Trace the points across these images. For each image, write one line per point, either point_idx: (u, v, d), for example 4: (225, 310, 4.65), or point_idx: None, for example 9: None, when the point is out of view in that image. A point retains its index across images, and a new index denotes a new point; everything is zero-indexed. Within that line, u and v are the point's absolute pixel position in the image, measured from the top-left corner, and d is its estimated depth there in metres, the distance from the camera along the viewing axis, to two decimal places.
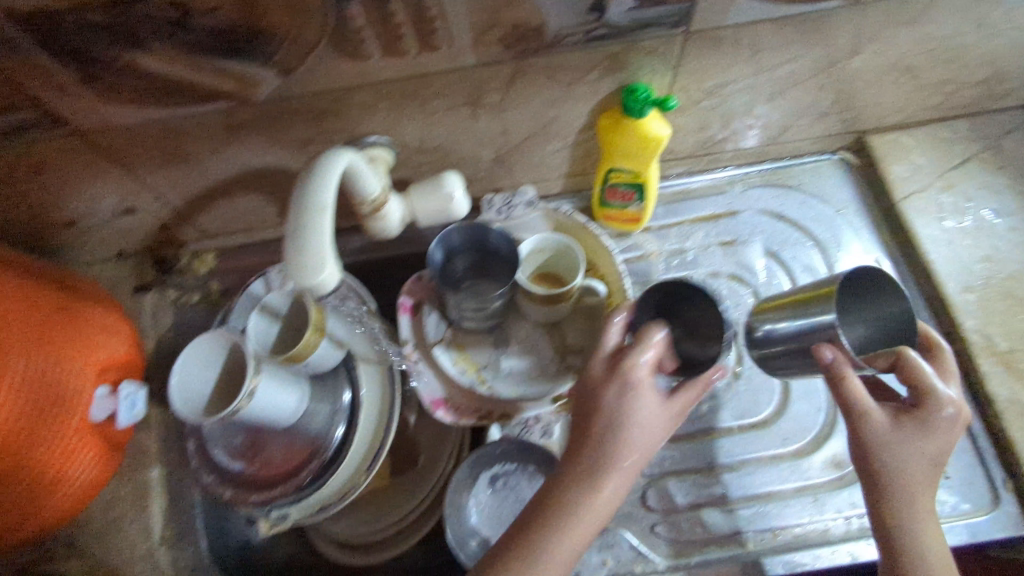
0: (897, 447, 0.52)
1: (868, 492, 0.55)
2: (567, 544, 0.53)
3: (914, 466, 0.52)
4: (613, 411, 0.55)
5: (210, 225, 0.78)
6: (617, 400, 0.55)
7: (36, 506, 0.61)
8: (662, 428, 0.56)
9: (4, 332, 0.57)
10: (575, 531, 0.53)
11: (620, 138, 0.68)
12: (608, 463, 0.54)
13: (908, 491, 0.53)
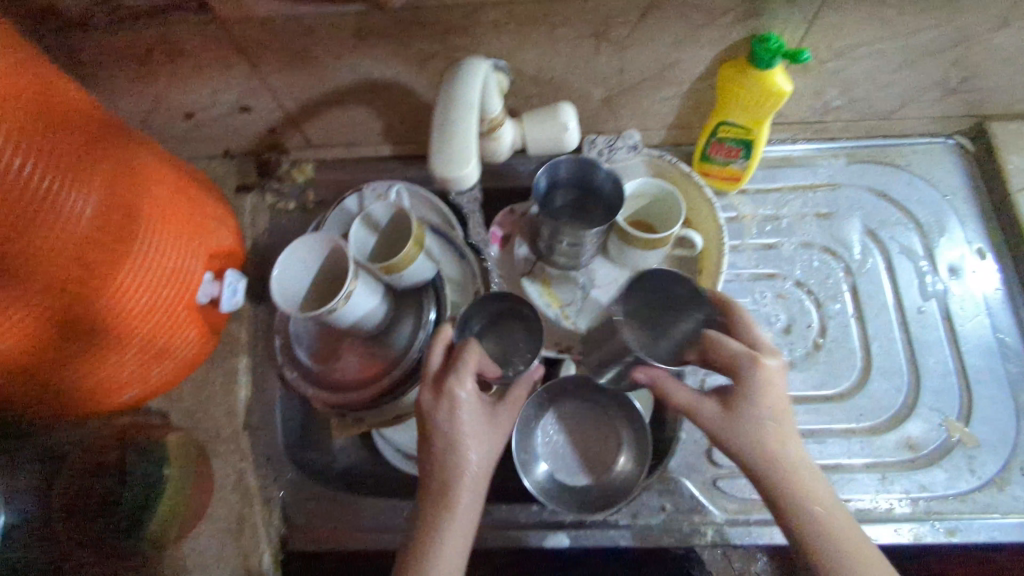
0: (738, 428, 0.52)
1: (764, 496, 0.52)
2: (454, 537, 0.52)
3: (779, 448, 0.51)
4: (454, 409, 0.54)
5: (315, 134, 0.80)
6: (448, 418, 0.54)
7: (144, 372, 0.65)
8: (505, 422, 0.57)
9: (140, 208, 0.58)
10: (457, 532, 0.52)
11: (741, 91, 0.66)
12: (473, 457, 0.54)
13: (795, 480, 0.51)
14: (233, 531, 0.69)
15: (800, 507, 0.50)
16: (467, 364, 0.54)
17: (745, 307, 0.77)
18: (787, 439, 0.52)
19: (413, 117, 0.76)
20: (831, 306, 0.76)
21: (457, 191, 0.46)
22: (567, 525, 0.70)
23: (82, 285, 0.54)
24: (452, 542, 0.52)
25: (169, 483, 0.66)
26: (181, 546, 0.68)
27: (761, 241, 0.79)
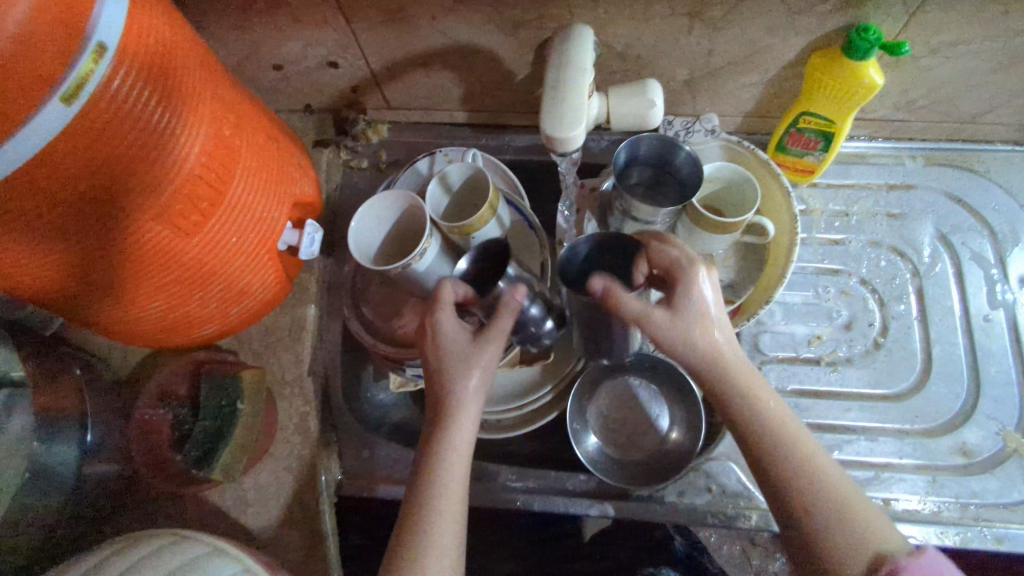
0: (680, 329, 0.51)
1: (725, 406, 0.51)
2: (451, 467, 0.54)
3: (707, 344, 0.51)
4: (436, 339, 0.58)
5: (394, 96, 0.81)
6: (434, 354, 0.58)
7: (225, 311, 0.68)
8: (494, 350, 0.58)
9: (239, 154, 0.60)
10: (456, 462, 0.54)
11: (836, 83, 0.66)
12: (462, 385, 0.56)
13: (724, 378, 0.51)
14: (292, 470, 0.72)
15: (747, 402, 0.50)
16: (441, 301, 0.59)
17: (807, 299, 0.77)
18: (723, 340, 0.51)
19: (493, 84, 0.77)
20: (895, 306, 0.76)
21: (562, 149, 0.48)
22: (613, 497, 0.73)
23: (186, 219, 0.56)
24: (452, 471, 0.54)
25: (242, 415, 0.68)
26: (244, 479, 0.72)
27: (828, 236, 0.79)
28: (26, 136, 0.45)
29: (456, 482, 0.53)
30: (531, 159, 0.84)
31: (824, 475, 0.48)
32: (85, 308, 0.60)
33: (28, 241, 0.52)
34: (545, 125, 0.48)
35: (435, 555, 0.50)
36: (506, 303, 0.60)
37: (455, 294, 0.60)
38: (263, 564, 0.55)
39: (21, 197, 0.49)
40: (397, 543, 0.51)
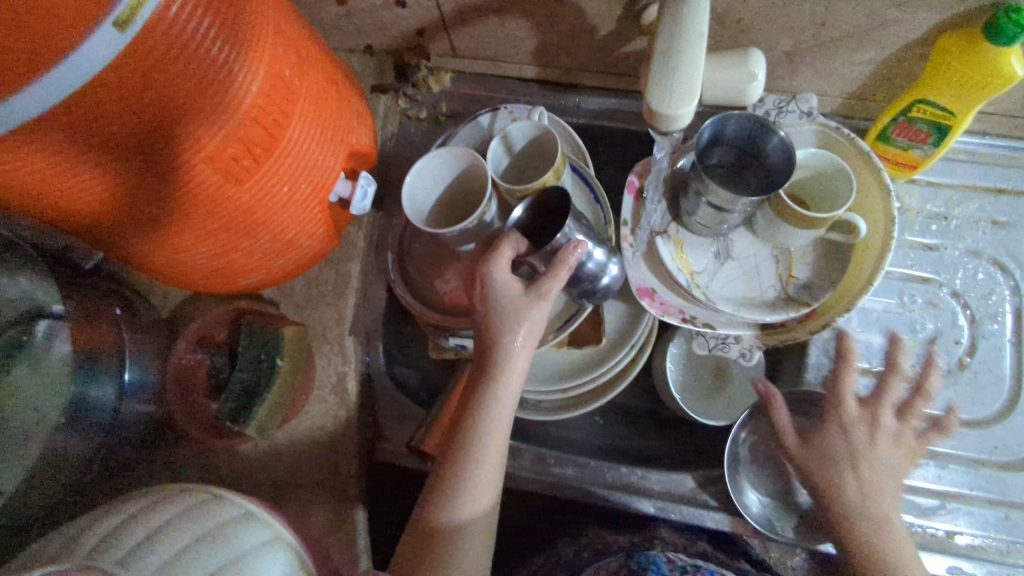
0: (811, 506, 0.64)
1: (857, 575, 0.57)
2: (488, 439, 0.55)
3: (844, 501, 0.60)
4: (487, 293, 0.58)
5: (462, 41, 0.75)
6: (482, 310, 0.58)
7: (271, 262, 0.65)
8: (541, 308, 0.57)
9: (297, 97, 0.56)
10: (497, 419, 0.56)
11: (967, 69, 0.57)
12: (506, 344, 0.57)
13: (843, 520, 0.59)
14: (327, 430, 0.69)
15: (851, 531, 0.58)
16: (498, 258, 0.58)
17: (888, 307, 0.70)
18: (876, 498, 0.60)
19: (572, 38, 0.70)
20: (988, 324, 0.69)
21: (667, 129, 0.44)
22: (654, 494, 0.69)
23: (238, 164, 0.53)
24: (495, 426, 0.56)
25: (280, 373, 0.65)
26: (278, 434, 0.69)
27: (922, 240, 0.72)
28: (74, 65, 0.41)
29: (492, 455, 0.55)
30: (601, 124, 0.78)
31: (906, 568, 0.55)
32: (128, 247, 0.57)
33: (73, 179, 0.49)
34: (648, 109, 0.43)
35: (472, 501, 0.54)
36: (563, 259, 0.57)
37: (513, 248, 0.59)
38: (293, 532, 0.53)
39: (68, 131, 0.45)
40: (435, 483, 0.55)
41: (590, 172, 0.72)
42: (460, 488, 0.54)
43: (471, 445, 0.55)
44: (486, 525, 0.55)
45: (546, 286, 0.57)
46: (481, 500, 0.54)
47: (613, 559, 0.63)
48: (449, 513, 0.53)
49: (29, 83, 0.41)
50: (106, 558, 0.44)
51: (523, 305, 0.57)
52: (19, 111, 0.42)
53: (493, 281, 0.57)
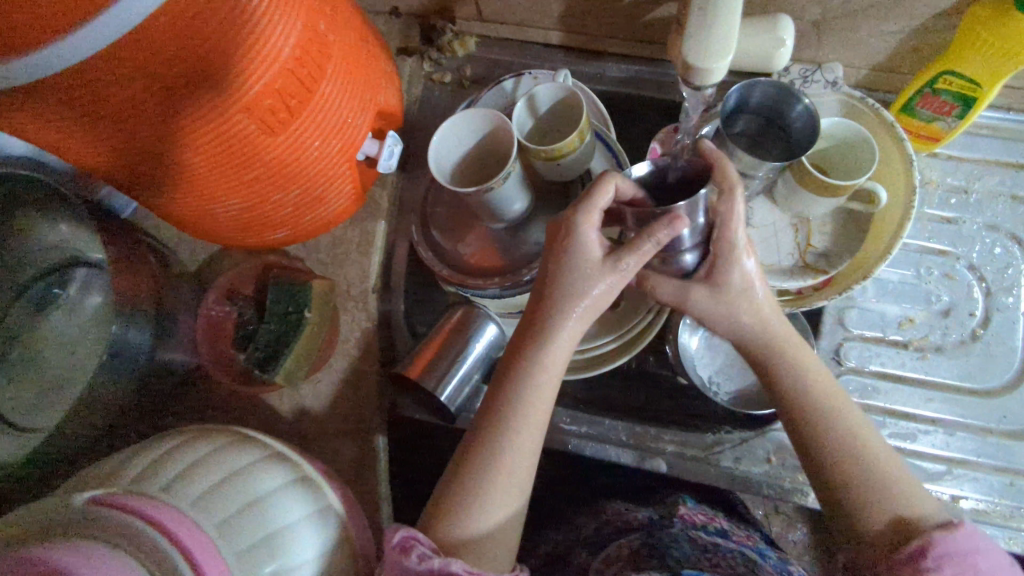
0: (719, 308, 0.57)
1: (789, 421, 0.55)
2: (531, 413, 0.55)
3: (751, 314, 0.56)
4: (562, 247, 0.56)
5: (488, 5, 0.75)
6: (553, 266, 0.57)
7: (299, 216, 0.67)
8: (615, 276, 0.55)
9: (332, 55, 0.57)
10: (542, 396, 0.55)
11: (997, 40, 0.57)
12: (568, 308, 0.55)
13: (777, 359, 0.56)
14: (350, 385, 0.72)
15: (780, 367, 0.56)
16: (588, 208, 0.54)
17: (905, 279, 0.71)
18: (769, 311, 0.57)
19: (598, 2, 0.70)
20: (1002, 298, 0.70)
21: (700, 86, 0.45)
22: (668, 453, 0.72)
23: (274, 115, 0.54)
24: (531, 419, 0.55)
25: (308, 325, 0.66)
26: (304, 386, 0.71)
27: (941, 213, 0.72)
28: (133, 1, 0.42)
29: (535, 433, 0.55)
30: (624, 92, 0.79)
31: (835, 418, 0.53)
32: (165, 195, 0.59)
33: (118, 119, 0.50)
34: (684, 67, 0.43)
35: (501, 484, 0.53)
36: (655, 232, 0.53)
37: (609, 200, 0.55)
38: (322, 472, 0.55)
39: (120, 69, 0.46)
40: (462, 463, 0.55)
41: (611, 135, 0.72)
42: (491, 468, 0.53)
43: (498, 444, 0.54)
44: (504, 530, 0.54)
45: (624, 258, 0.55)
46: (504, 501, 0.53)
47: (634, 537, 0.65)
48: (478, 493, 0.53)
49: (91, 16, 0.42)
50: (149, 484, 0.46)
51: (593, 277, 0.55)
52: (75, 46, 0.42)
53: (573, 236, 0.55)
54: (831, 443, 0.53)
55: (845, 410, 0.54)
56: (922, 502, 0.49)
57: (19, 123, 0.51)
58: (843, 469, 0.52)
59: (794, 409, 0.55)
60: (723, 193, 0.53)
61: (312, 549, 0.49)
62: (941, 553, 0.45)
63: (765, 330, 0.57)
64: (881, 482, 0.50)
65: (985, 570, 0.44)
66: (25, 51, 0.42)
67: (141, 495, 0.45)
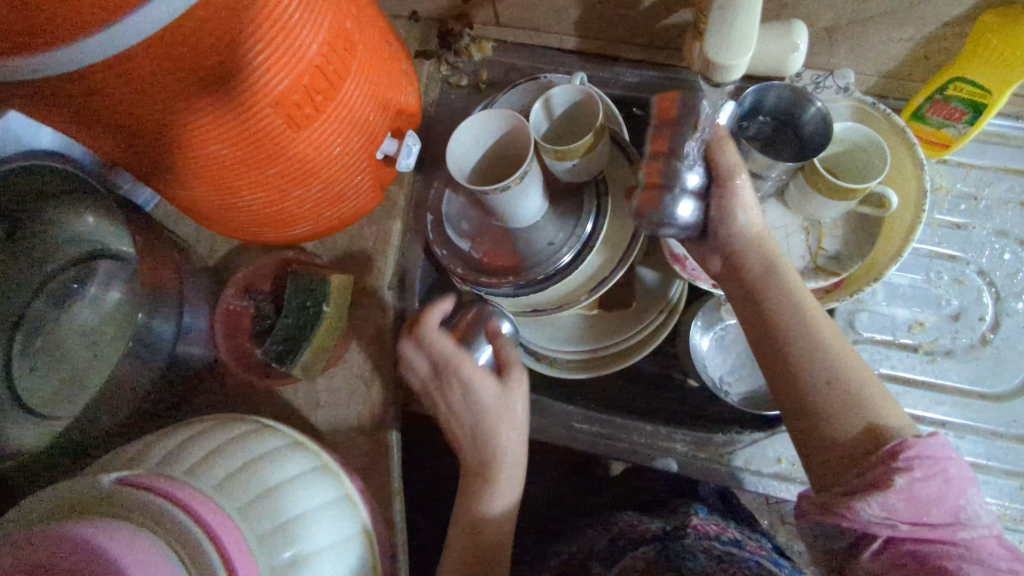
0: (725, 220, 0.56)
1: (768, 337, 0.54)
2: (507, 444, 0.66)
3: (744, 224, 0.55)
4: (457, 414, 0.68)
5: (506, 9, 0.77)
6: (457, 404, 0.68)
7: (318, 213, 0.68)
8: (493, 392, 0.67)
9: (355, 55, 0.58)
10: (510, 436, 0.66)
11: (1007, 46, 0.59)
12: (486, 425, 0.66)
13: (767, 271, 0.55)
14: (365, 379, 0.72)
15: (772, 284, 0.54)
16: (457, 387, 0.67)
17: (915, 282, 0.72)
18: (763, 236, 0.56)
19: (614, 7, 0.72)
20: (1012, 303, 0.70)
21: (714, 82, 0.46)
22: (678, 451, 0.72)
23: (300, 110, 0.55)
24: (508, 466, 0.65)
25: (325, 319, 0.67)
26: (319, 381, 0.72)
27: (951, 218, 0.73)
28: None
29: (514, 455, 0.66)
30: (637, 96, 0.80)
31: (822, 340, 0.52)
32: (189, 186, 0.60)
33: (148, 112, 0.50)
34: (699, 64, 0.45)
35: (498, 497, 0.65)
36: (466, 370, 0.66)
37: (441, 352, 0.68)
38: (339, 464, 0.56)
39: (153, 64, 0.47)
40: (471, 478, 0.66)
41: (623, 137, 0.73)
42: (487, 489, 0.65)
43: (490, 480, 0.65)
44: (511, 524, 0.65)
45: (483, 383, 0.67)
46: (507, 492, 0.65)
47: (648, 549, 0.64)
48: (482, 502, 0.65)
49: (130, 11, 0.42)
50: (174, 469, 0.47)
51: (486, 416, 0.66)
52: (114, 40, 0.43)
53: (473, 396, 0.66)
54: (808, 352, 0.52)
55: (823, 320, 0.53)
56: (895, 415, 0.50)
57: (44, 112, 0.51)
58: (817, 378, 0.51)
59: (771, 315, 0.54)
60: (724, 176, 0.55)
61: (331, 534, 0.50)
62: (913, 456, 0.45)
63: (762, 250, 0.55)
64: (855, 393, 0.50)
65: (954, 476, 0.45)
66: (58, 45, 0.42)
67: (166, 476, 0.46)
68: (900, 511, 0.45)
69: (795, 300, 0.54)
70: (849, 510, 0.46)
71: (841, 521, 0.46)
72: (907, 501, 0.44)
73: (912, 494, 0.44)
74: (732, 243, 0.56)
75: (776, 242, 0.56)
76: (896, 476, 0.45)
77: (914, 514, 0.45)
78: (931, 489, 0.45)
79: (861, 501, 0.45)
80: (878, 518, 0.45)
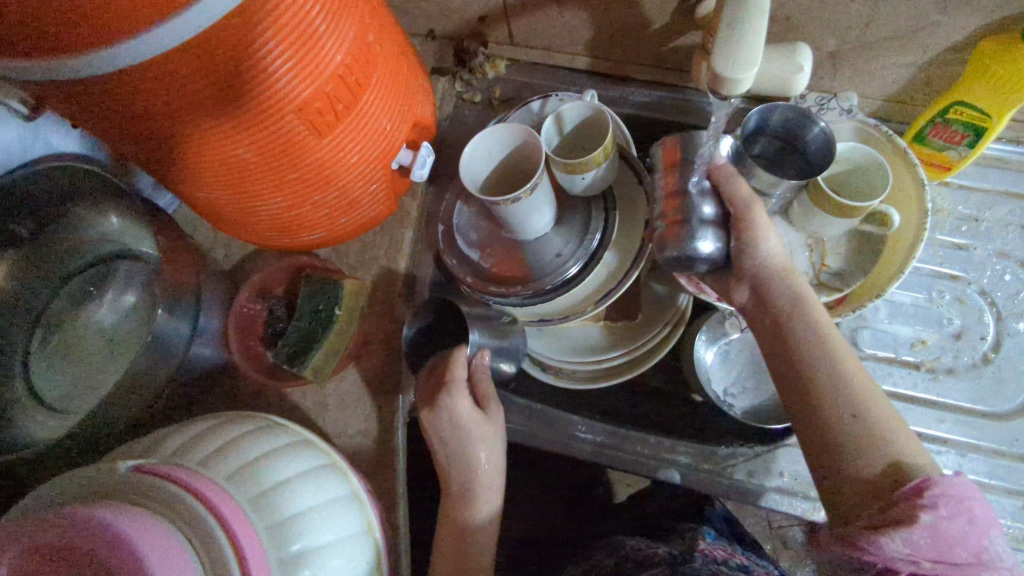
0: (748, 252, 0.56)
1: (790, 365, 0.54)
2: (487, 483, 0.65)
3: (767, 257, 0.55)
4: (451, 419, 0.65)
5: (520, 29, 0.80)
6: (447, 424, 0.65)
7: (334, 219, 0.70)
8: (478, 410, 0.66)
9: (375, 67, 0.60)
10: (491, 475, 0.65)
11: (1006, 71, 0.60)
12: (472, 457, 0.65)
13: (794, 302, 0.54)
14: (372, 384, 0.73)
15: (796, 313, 0.54)
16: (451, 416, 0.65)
17: (917, 302, 0.73)
18: (790, 270, 0.56)
19: (625, 29, 0.74)
20: (1013, 323, 0.71)
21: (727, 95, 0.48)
22: (681, 464, 0.73)
23: (322, 117, 0.57)
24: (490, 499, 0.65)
25: (337, 321, 0.69)
26: (328, 385, 0.73)
27: (952, 239, 0.75)
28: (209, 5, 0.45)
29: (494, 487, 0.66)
30: (645, 115, 0.82)
31: (847, 373, 0.52)
32: (211, 188, 0.62)
33: (177, 115, 0.52)
34: (711, 80, 0.47)
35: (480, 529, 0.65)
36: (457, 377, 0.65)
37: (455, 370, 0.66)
38: (347, 463, 0.57)
39: (186, 70, 0.49)
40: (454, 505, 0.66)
41: (630, 151, 0.75)
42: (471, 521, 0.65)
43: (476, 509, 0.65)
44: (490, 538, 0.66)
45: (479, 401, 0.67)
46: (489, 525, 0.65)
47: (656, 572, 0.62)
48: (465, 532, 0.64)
49: (169, 18, 0.45)
50: (189, 460, 0.48)
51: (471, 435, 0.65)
52: (151, 44, 0.45)
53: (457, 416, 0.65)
54: (831, 386, 0.52)
55: (848, 356, 0.53)
56: (919, 453, 0.49)
57: (76, 113, 0.53)
58: (840, 412, 0.51)
59: (796, 349, 0.53)
60: (740, 204, 0.56)
61: (337, 530, 0.50)
62: (937, 494, 0.44)
63: (787, 283, 0.55)
64: (877, 428, 0.50)
65: (979, 516, 0.44)
66: (98, 48, 0.44)
67: (181, 467, 0.47)
68: (923, 549, 0.43)
69: (820, 334, 0.53)
70: (871, 544, 0.44)
71: (863, 555, 0.45)
72: (931, 539, 0.43)
73: (937, 531, 0.43)
74: (761, 272, 0.56)
75: (801, 277, 0.56)
76: (921, 513, 0.44)
77: (939, 553, 0.43)
78: (955, 528, 0.43)
79: (884, 536, 0.44)
80: (901, 554, 0.43)
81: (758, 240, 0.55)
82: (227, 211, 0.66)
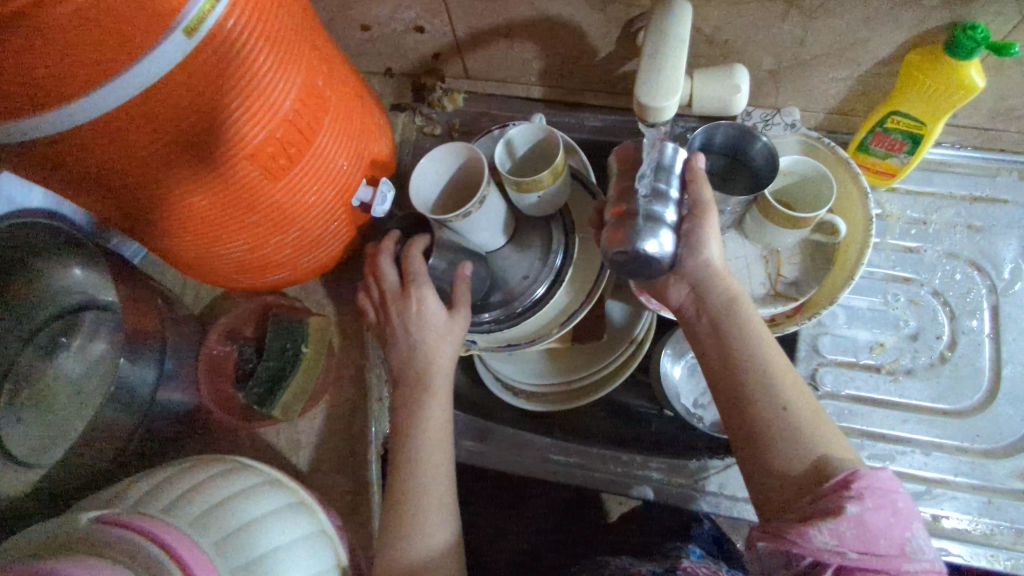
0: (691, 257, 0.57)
1: (726, 367, 0.55)
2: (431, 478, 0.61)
3: (705, 260, 0.57)
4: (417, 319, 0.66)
5: (474, 63, 0.82)
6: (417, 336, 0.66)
7: (297, 259, 0.72)
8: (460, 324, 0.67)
9: (326, 111, 0.62)
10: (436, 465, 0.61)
11: (932, 83, 0.63)
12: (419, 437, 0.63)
13: (730, 304, 0.56)
14: (344, 418, 0.74)
15: (730, 315, 0.56)
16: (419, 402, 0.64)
17: (873, 305, 0.75)
18: (728, 275, 0.58)
19: (574, 59, 0.77)
20: (966, 321, 0.73)
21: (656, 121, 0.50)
22: (653, 479, 0.74)
23: (274, 162, 0.59)
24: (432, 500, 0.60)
25: (304, 360, 0.72)
26: (300, 421, 0.74)
27: (903, 243, 0.77)
28: (149, 64, 0.47)
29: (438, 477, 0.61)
30: (601, 139, 0.85)
31: (777, 372, 0.53)
32: (170, 236, 0.63)
33: (128, 168, 0.54)
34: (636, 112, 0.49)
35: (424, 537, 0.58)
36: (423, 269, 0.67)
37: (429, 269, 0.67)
38: (315, 499, 0.57)
39: (134, 125, 0.50)
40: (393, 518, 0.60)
41: (585, 177, 0.77)
42: (414, 528, 0.58)
43: (419, 509, 0.59)
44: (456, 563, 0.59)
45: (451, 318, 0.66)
46: (438, 525, 0.59)
47: None
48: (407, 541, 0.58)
49: (110, 79, 0.46)
50: (152, 507, 0.49)
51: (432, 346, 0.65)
52: (94, 103, 0.47)
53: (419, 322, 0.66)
54: (762, 384, 0.53)
55: (778, 357, 0.55)
56: (843, 449, 0.50)
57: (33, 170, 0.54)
58: (771, 409, 0.52)
59: (730, 350, 0.55)
60: (701, 205, 0.57)
61: (303, 568, 0.51)
62: (864, 486, 0.45)
63: (722, 287, 0.57)
64: (806, 424, 0.51)
65: (902, 507, 0.45)
66: (43, 110, 0.46)
67: (145, 515, 0.48)
68: (850, 540, 0.43)
69: (752, 335, 0.55)
70: (800, 536, 0.45)
71: (792, 547, 0.45)
72: (856, 530, 0.44)
73: (862, 522, 0.44)
74: (702, 276, 0.57)
75: (738, 282, 0.58)
76: (848, 503, 0.45)
77: (862, 543, 0.43)
78: (879, 519, 0.44)
79: (813, 528, 0.45)
80: (828, 545, 0.44)
81: (703, 243, 0.57)
82: (189, 257, 0.67)
